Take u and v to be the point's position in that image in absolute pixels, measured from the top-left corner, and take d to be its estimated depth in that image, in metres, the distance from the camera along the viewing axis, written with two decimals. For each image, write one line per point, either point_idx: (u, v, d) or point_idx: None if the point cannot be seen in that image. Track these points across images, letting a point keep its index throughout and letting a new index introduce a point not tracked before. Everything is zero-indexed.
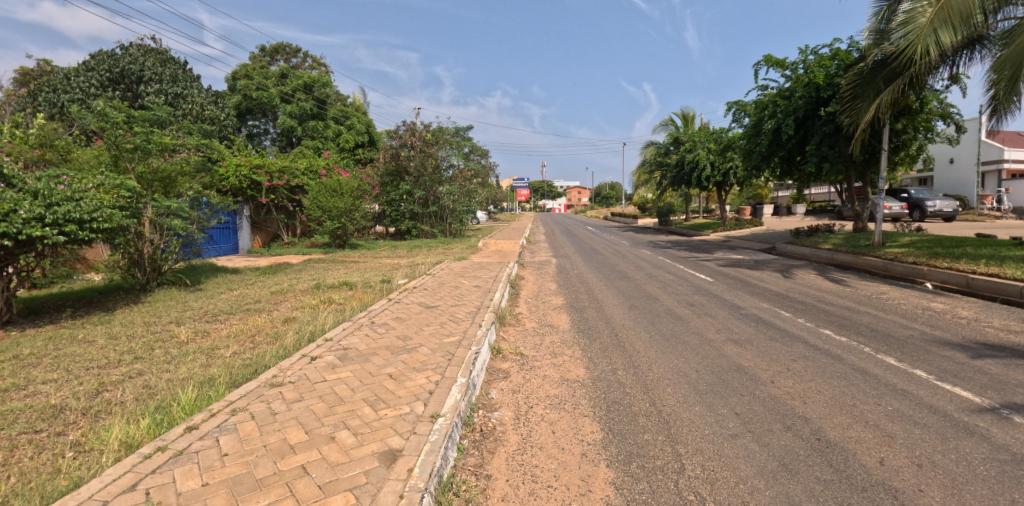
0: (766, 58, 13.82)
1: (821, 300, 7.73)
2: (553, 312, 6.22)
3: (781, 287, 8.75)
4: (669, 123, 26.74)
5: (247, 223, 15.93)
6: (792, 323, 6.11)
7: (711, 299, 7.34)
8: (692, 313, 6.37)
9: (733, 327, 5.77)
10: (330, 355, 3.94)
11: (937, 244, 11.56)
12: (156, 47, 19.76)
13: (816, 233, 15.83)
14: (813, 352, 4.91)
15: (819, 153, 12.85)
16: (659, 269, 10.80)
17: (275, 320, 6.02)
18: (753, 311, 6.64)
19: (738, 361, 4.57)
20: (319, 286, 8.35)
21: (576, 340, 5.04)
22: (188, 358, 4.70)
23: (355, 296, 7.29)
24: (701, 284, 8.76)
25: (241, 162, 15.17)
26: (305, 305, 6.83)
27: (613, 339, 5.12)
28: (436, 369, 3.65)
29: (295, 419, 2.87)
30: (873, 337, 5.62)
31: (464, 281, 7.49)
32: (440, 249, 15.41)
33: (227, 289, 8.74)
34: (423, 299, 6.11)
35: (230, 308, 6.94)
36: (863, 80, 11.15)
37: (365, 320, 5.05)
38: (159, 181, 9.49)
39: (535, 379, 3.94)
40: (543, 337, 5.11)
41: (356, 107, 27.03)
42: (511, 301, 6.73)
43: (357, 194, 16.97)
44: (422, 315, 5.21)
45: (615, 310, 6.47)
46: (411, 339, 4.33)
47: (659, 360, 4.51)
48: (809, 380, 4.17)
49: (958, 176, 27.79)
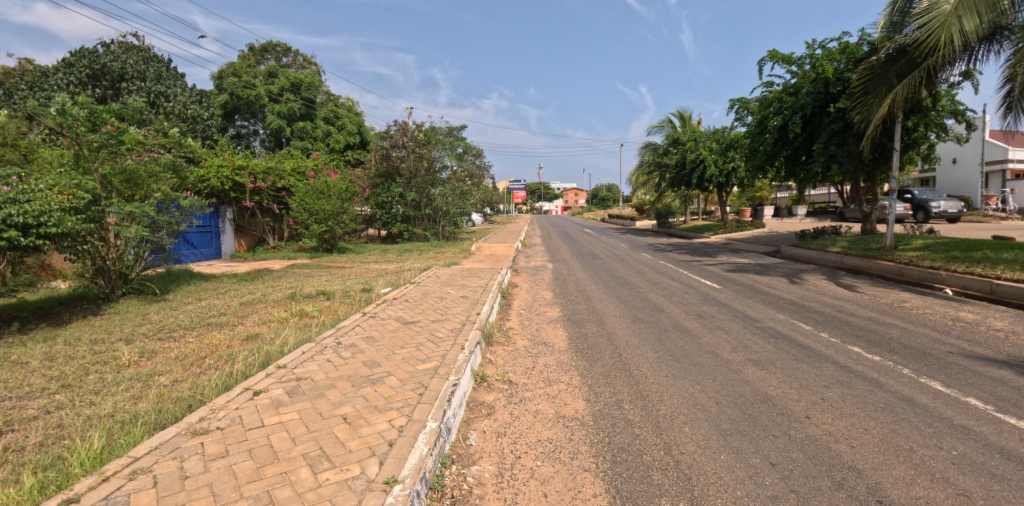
0: (771, 52, 13.26)
1: (839, 310, 7.10)
2: (548, 327, 5.56)
3: (795, 295, 8.11)
4: (666, 124, 26.16)
5: (230, 227, 15.26)
6: (815, 339, 5.46)
7: (721, 310, 6.70)
8: (704, 327, 5.73)
9: (750, 344, 5.12)
10: (277, 388, 3.28)
11: (953, 247, 10.95)
12: (138, 44, 19.05)
13: (823, 235, 15.23)
14: (847, 378, 4.27)
15: (826, 152, 12.22)
16: (662, 274, 10.17)
17: (237, 338, 5.34)
18: (770, 324, 6.00)
19: (764, 390, 3.92)
20: (296, 296, 7.66)
21: (575, 362, 4.38)
22: (121, 387, 4.00)
23: (330, 309, 6.59)
24: (708, 291, 8.13)
25: (224, 162, 14.50)
26: (273, 319, 6.13)
27: (616, 361, 4.46)
28: (403, 408, 2.98)
29: (209, 489, 2.22)
30: (909, 356, 4.98)
31: (451, 291, 6.81)
32: (430, 254, 14.75)
33: (195, 300, 8.05)
34: (401, 313, 5.42)
35: (191, 322, 6.24)
36: (875, 75, 10.54)
37: (331, 340, 4.37)
38: (126, 182, 8.77)
39: (525, 417, 3.29)
40: (536, 359, 4.44)
41: (348, 108, 26.31)
42: (502, 315, 6.05)
43: (346, 196, 16.30)
44: (397, 334, 4.54)
45: (617, 324, 5.81)
46: (378, 367, 3.66)
47: (672, 389, 3.85)
48: (851, 416, 3.53)
49: (961, 176, 27.33)
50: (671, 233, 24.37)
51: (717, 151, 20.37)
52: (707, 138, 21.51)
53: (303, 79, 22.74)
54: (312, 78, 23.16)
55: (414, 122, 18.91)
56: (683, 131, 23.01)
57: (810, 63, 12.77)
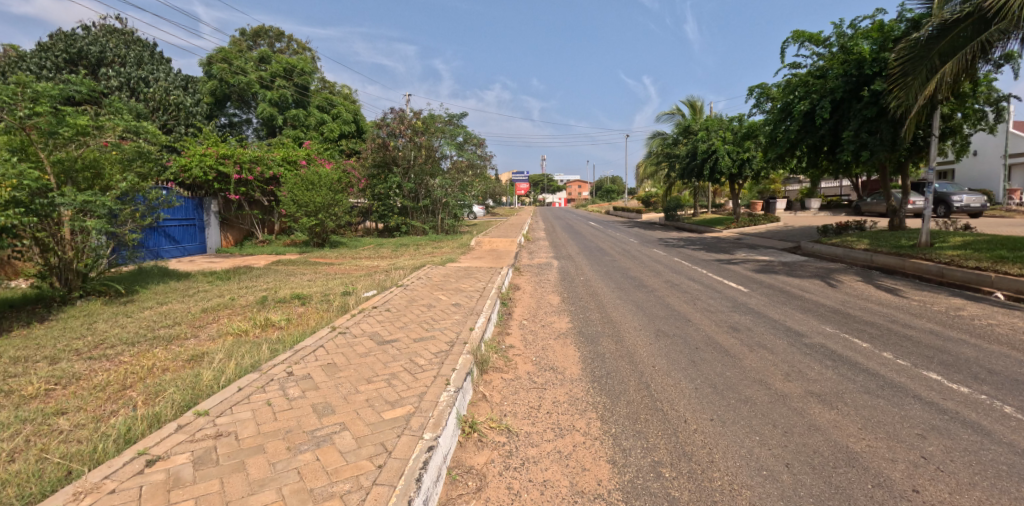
0: (796, 32, 12.16)
1: (892, 321, 6.11)
2: (556, 344, 4.61)
3: (834, 300, 7.14)
4: (676, 112, 25.14)
5: (215, 220, 14.33)
6: (880, 362, 4.52)
7: (756, 320, 5.77)
8: (742, 345, 4.78)
9: (805, 369, 4.19)
10: (182, 454, 2.40)
11: (999, 245, 9.93)
12: (119, 28, 18.06)
13: (846, 230, 14.20)
14: (943, 423, 3.36)
15: (857, 140, 11.14)
16: (678, 274, 9.26)
17: (180, 359, 4.44)
18: (820, 342, 5.04)
19: (844, 444, 3.03)
20: (267, 300, 6.72)
21: (594, 397, 3.44)
22: (3, 433, 3.09)
23: (300, 319, 5.64)
24: (734, 295, 7.22)
25: (207, 151, 13.59)
26: (231, 331, 5.22)
27: (644, 396, 3.49)
28: (352, 494, 2.08)
29: None
30: (1004, 386, 4.02)
31: (442, 298, 5.84)
32: (426, 249, 13.80)
33: (155, 304, 7.11)
34: (378, 328, 4.47)
35: (135, 335, 5.33)
36: (915, 55, 9.49)
37: (280, 370, 3.44)
38: (84, 169, 7.70)
39: (528, 495, 2.37)
40: (543, 393, 3.50)
41: (344, 96, 25.32)
42: (501, 327, 5.08)
43: (338, 187, 15.32)
44: (367, 361, 3.58)
45: (637, 339, 4.86)
46: (331, 415, 2.74)
47: (721, 442, 2.93)
48: (974, 488, 2.61)
49: (982, 169, 26.16)
50: (681, 226, 23.31)
51: (731, 140, 19.32)
52: (720, 128, 20.43)
53: (295, 65, 21.68)
54: (305, 64, 22.05)
55: (412, 108, 17.87)
56: (694, 121, 21.91)
57: (839, 44, 11.71)
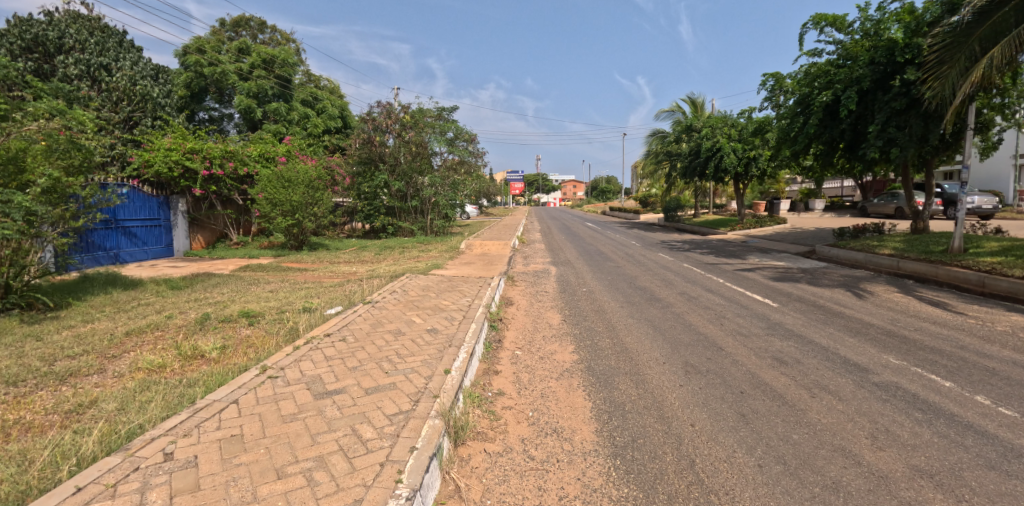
0: (816, 16, 11.10)
1: (960, 347, 5.01)
2: (559, 389, 3.51)
3: (881, 319, 6.09)
4: (677, 109, 24.16)
5: (183, 220, 13.11)
6: (981, 411, 3.45)
7: (802, 347, 4.71)
8: (798, 387, 3.69)
9: (894, 428, 3.12)
10: None
11: None
12: (85, 14, 16.87)
13: (864, 233, 13.21)
14: None
15: (883, 135, 10.09)
16: (692, 282, 8.24)
17: (56, 412, 3.31)
18: (893, 381, 3.95)
19: None
20: (209, 320, 5.57)
21: (620, 488, 2.36)
22: None
23: (238, 347, 4.52)
24: (764, 312, 6.17)
25: (172, 145, 12.37)
26: (144, 366, 4.10)
27: (689, 485, 2.41)
28: None
29: None
30: None
31: (417, 321, 4.72)
32: (412, 252, 12.74)
33: (80, 322, 5.98)
34: (323, 371, 3.35)
35: (22, 369, 4.18)
36: (953, 42, 8.14)
37: (156, 449, 2.36)
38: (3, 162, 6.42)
39: None
40: (544, 481, 2.40)
41: (329, 90, 24.05)
42: (488, 363, 3.98)
43: (319, 185, 14.12)
44: (289, 432, 2.50)
45: (662, 379, 3.75)
46: None
47: None
48: None
49: (991, 170, 25.29)
50: (682, 228, 22.29)
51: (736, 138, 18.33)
52: (724, 125, 19.40)
53: (277, 55, 20.29)
54: (287, 54, 20.73)
55: (400, 103, 16.73)
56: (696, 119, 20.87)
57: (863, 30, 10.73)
